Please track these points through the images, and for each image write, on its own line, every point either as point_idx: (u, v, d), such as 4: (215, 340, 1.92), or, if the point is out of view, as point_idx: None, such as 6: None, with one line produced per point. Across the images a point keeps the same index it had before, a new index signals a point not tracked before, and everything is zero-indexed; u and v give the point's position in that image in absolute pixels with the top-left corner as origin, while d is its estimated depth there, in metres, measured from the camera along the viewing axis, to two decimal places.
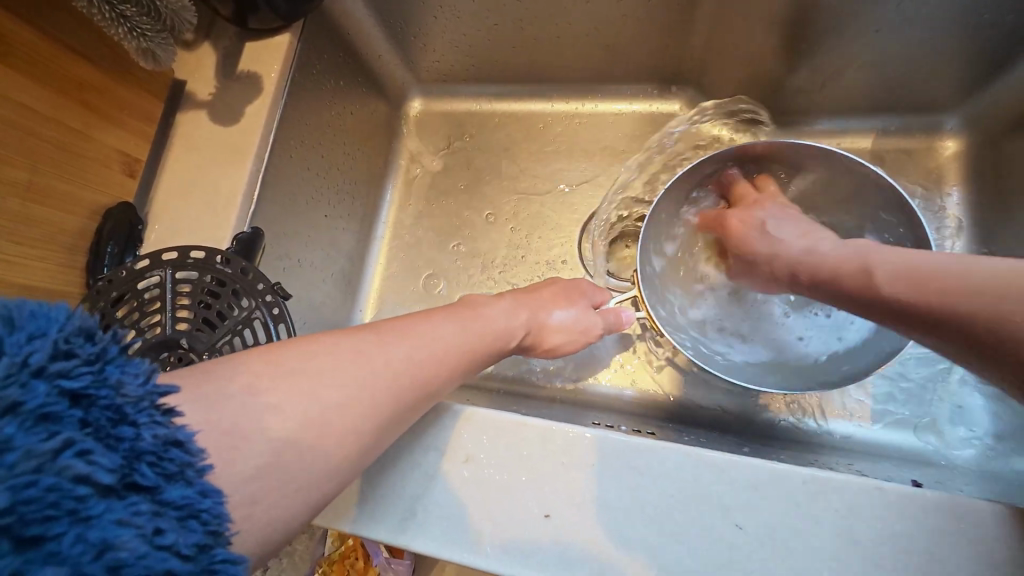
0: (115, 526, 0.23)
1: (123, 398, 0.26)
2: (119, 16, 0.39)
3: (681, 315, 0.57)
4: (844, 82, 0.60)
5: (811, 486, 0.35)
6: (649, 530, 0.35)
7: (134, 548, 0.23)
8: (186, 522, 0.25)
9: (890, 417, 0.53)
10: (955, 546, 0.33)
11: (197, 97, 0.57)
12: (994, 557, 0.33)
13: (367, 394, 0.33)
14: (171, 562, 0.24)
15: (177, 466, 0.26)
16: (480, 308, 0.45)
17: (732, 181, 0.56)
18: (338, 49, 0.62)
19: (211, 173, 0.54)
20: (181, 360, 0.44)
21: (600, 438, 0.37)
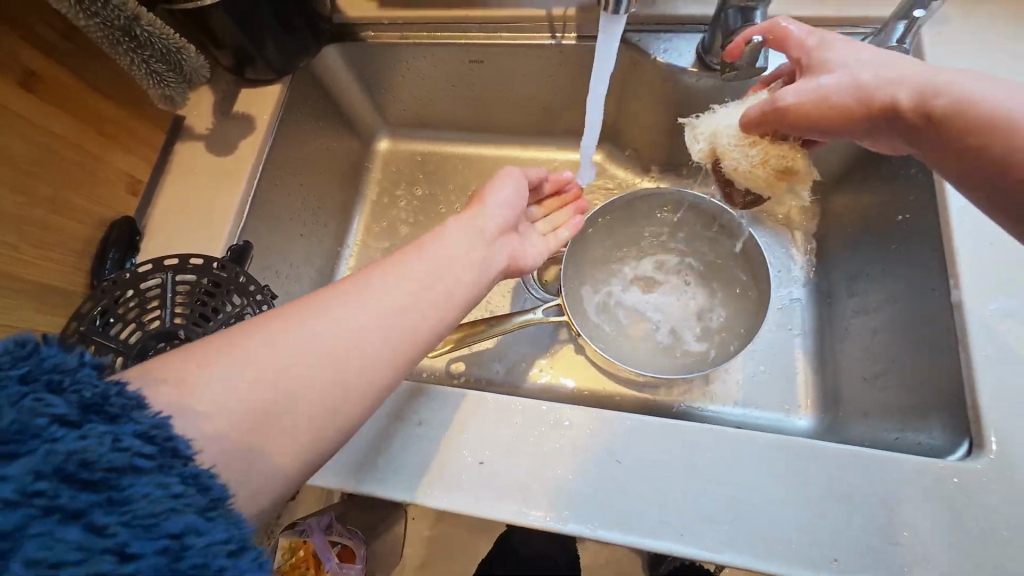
0: (76, 441, 0.27)
1: (63, 370, 0.29)
2: (149, 72, 0.50)
3: (593, 327, 0.69)
4: None
5: (675, 431, 0.46)
6: (557, 467, 0.46)
7: (95, 450, 0.27)
8: (143, 437, 0.29)
9: (759, 402, 0.66)
10: (788, 474, 0.43)
11: (195, 131, 0.66)
12: (818, 485, 0.43)
13: (330, 341, 0.36)
14: (133, 459, 0.28)
15: (121, 409, 0.29)
16: (430, 246, 0.44)
17: (629, 220, 0.72)
18: (320, 97, 0.75)
19: (205, 195, 0.63)
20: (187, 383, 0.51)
21: (522, 400, 0.49)
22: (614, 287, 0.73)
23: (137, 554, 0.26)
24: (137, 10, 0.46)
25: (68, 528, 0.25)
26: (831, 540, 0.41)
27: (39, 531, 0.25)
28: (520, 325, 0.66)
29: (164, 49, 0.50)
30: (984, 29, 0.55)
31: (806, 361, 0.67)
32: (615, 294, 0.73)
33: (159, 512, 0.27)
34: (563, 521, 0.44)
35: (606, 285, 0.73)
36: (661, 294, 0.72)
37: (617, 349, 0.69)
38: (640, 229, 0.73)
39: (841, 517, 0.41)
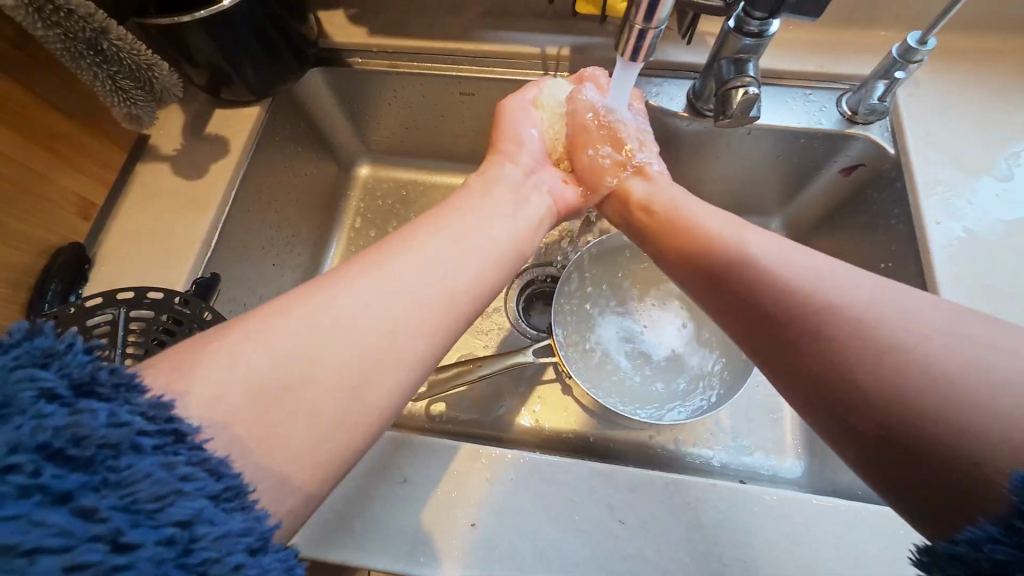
0: (16, 525, 0.20)
1: (13, 412, 0.22)
2: (114, 89, 0.45)
3: (589, 366, 0.67)
4: None
5: (677, 487, 0.44)
6: (555, 528, 0.42)
7: (40, 536, 0.20)
8: (141, 520, 0.22)
9: (747, 446, 0.66)
10: (794, 534, 0.41)
11: (160, 151, 0.62)
12: (824, 545, 0.41)
13: (328, 329, 0.33)
14: (108, 556, 0.21)
15: (124, 476, 0.23)
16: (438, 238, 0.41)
17: (618, 261, 0.72)
18: (298, 121, 0.71)
19: (167, 221, 0.58)
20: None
21: (518, 454, 0.45)
22: (604, 329, 0.70)
23: (125, 569, 0.21)
24: (105, 22, 0.42)
25: (40, 513, 0.21)
26: None
27: (7, 514, 0.20)
28: (507, 366, 0.63)
29: (132, 65, 0.45)
30: (953, 91, 0.58)
31: (791, 404, 0.67)
32: (605, 335, 0.70)
33: (161, 492, 0.23)
34: None
35: (596, 326, 0.70)
36: (650, 335, 0.71)
37: (610, 391, 0.65)
38: (629, 270, 0.72)
39: None
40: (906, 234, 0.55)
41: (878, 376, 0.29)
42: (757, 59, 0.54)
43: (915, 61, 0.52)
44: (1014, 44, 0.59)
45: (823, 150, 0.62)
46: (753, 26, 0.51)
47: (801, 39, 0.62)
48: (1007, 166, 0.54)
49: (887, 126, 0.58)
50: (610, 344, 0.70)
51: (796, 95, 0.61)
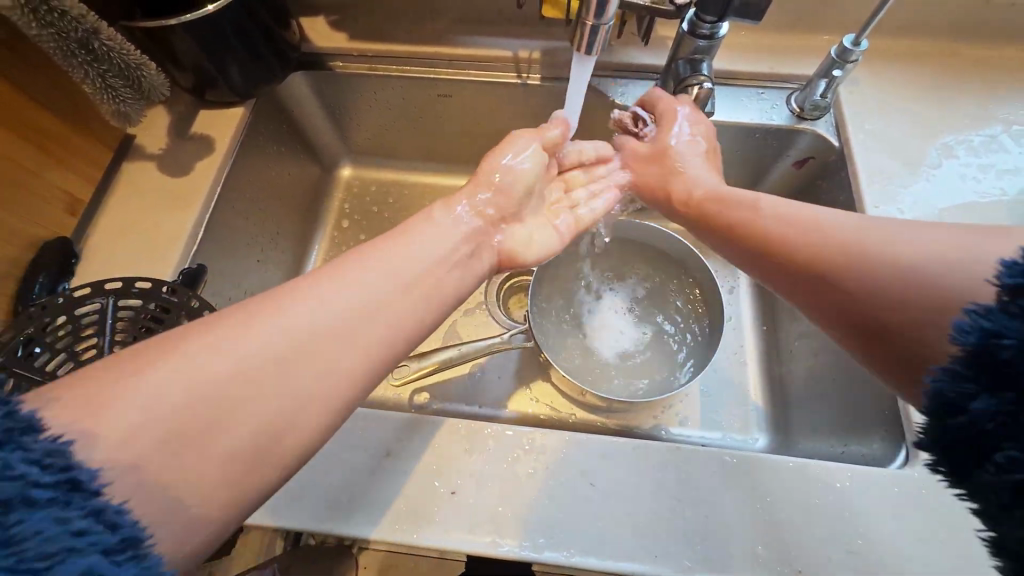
0: None
1: None
2: (104, 86, 0.48)
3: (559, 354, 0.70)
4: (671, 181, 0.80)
5: (644, 451, 0.47)
6: (531, 493, 0.45)
7: None
8: (41, 565, 0.24)
9: (714, 423, 0.69)
10: (751, 490, 0.45)
11: (146, 150, 0.63)
12: (777, 498, 0.45)
13: (243, 354, 0.32)
14: None
15: (12, 527, 0.24)
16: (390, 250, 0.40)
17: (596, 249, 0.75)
18: (281, 123, 0.73)
19: (154, 217, 0.60)
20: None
21: (495, 426, 0.48)
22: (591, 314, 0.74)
23: None
24: (98, 23, 0.45)
25: None
26: (794, 551, 0.43)
27: None
28: (487, 352, 0.66)
29: (122, 65, 0.48)
30: (889, 89, 0.64)
31: (756, 384, 0.71)
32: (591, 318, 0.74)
33: (48, 548, 0.24)
34: (538, 548, 0.43)
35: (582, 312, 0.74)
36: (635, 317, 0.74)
37: (589, 374, 0.70)
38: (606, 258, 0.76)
39: (800, 528, 0.43)
40: (851, 218, 0.60)
41: (950, 311, 0.33)
42: (711, 58, 0.58)
43: (851, 61, 0.57)
44: (942, 48, 0.65)
45: (777, 144, 0.67)
46: (704, 29, 0.55)
47: (752, 42, 0.67)
48: (936, 157, 0.60)
49: (832, 121, 0.64)
50: (598, 328, 0.73)
51: (749, 93, 0.66)
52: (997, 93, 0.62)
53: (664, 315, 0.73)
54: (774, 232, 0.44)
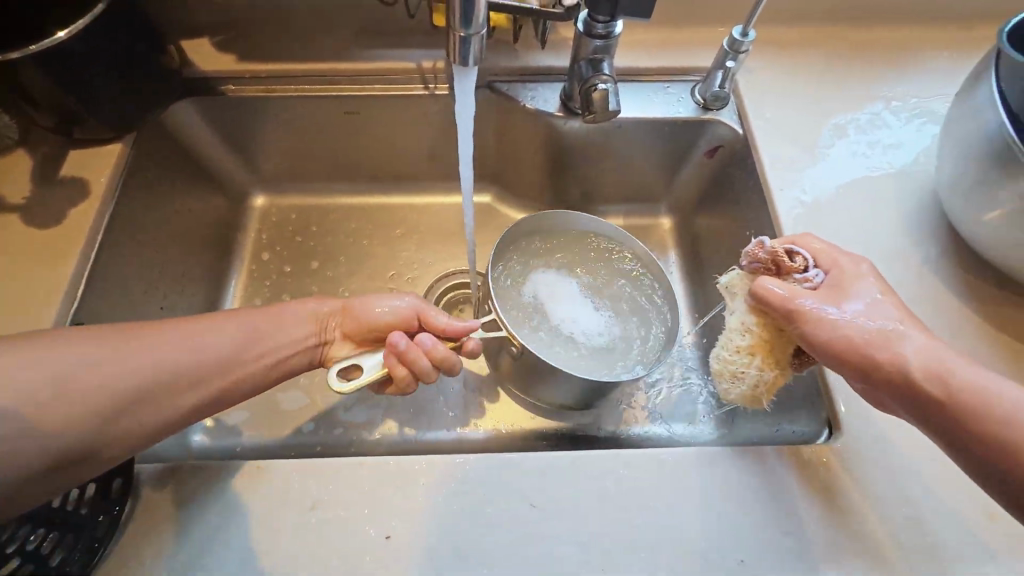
0: None
1: None
2: None
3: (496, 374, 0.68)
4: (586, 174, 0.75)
5: (586, 462, 0.45)
6: (473, 523, 0.43)
7: None
8: None
9: (662, 416, 0.69)
10: (692, 485, 0.45)
11: (8, 201, 0.56)
12: (718, 489, 0.45)
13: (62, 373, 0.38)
14: None
15: None
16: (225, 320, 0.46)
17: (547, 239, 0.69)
18: (172, 155, 0.67)
19: (22, 275, 0.53)
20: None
21: (427, 459, 0.45)
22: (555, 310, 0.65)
23: None
24: None
25: None
26: (737, 540, 0.43)
27: None
28: None
29: None
30: (782, 75, 0.66)
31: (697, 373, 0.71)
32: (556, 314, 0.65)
33: None
34: None
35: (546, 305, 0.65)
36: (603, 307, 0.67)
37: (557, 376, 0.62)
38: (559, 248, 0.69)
39: (740, 516, 0.44)
40: (761, 202, 0.61)
41: None
42: (610, 58, 0.59)
43: (742, 51, 0.59)
44: (824, 33, 0.69)
45: (688, 136, 0.68)
46: (599, 29, 0.55)
47: (651, 39, 0.68)
48: (829, 138, 0.63)
49: (734, 110, 0.66)
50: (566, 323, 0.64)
51: (655, 88, 0.67)
52: (877, 72, 0.66)
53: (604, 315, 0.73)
54: (947, 388, 0.39)
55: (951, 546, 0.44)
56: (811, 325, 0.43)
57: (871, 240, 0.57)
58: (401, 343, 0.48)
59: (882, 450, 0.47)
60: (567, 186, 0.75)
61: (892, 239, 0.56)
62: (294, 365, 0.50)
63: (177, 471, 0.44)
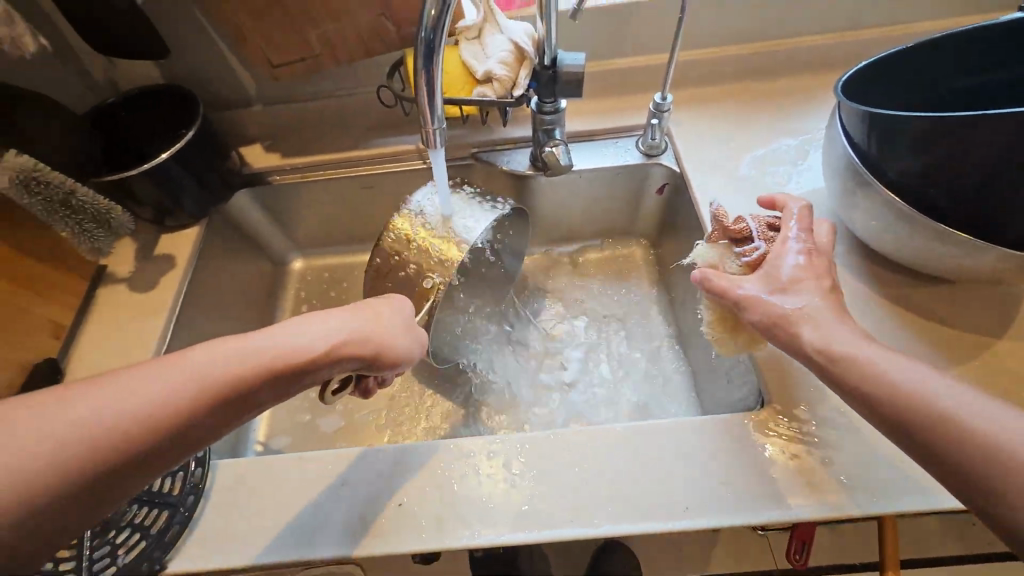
0: None
1: None
2: (80, 230, 0.61)
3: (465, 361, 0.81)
4: (559, 220, 0.91)
5: (557, 438, 0.56)
6: (465, 490, 0.54)
7: None
8: None
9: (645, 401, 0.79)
10: (643, 450, 0.55)
11: (117, 274, 0.75)
12: (665, 452, 0.55)
13: None
14: None
15: None
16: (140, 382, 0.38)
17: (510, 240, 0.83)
18: (231, 232, 0.86)
19: (128, 326, 0.70)
20: (119, 551, 0.52)
21: (430, 441, 0.57)
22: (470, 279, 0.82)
23: None
24: (72, 185, 0.58)
25: None
26: (683, 492, 0.52)
27: None
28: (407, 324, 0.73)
29: (93, 213, 0.61)
30: (708, 123, 0.81)
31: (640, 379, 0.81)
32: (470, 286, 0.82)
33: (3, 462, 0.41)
34: (475, 535, 0.51)
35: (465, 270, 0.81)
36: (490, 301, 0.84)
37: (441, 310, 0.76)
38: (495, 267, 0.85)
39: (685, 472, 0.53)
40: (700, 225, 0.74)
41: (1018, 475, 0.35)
42: (562, 126, 0.74)
43: (665, 110, 0.75)
44: (743, 86, 0.84)
45: (637, 178, 0.83)
46: (548, 107, 0.71)
47: (599, 106, 0.85)
48: (751, 168, 0.76)
49: (672, 155, 0.81)
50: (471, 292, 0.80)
51: (606, 144, 0.83)
52: (788, 112, 0.80)
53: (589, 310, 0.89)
54: (880, 385, 0.42)
55: (871, 489, 0.51)
56: (743, 307, 0.51)
57: None
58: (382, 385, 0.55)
59: (806, 409, 0.56)
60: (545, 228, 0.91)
61: None
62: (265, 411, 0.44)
63: (241, 462, 0.57)
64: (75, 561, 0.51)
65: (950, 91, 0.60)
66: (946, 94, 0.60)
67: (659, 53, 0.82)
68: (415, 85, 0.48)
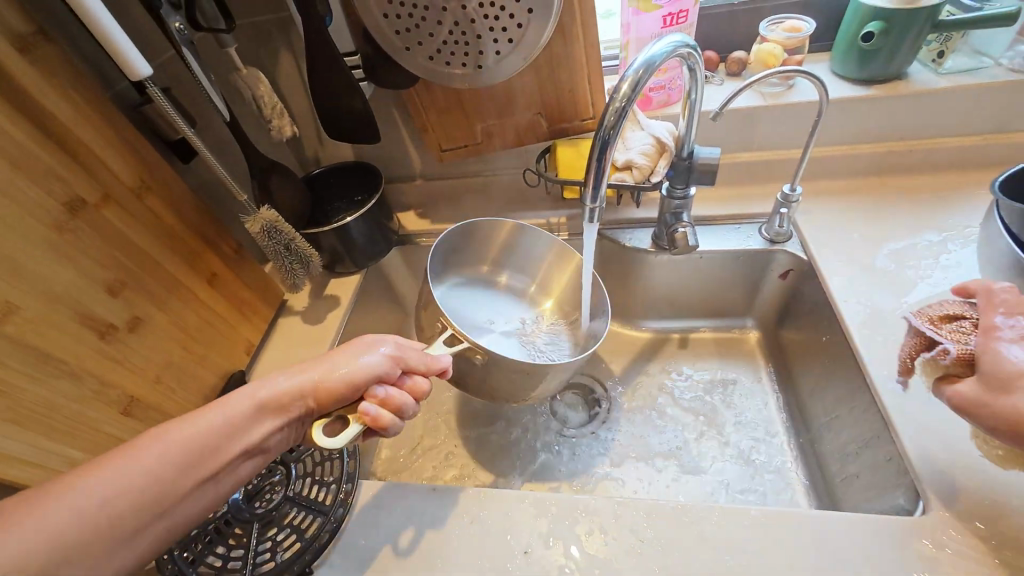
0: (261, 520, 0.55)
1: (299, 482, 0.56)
2: (290, 269, 0.76)
3: (568, 430, 0.87)
4: (673, 297, 0.94)
5: (684, 511, 0.55)
6: (590, 550, 0.54)
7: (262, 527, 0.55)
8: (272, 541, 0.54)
9: (766, 491, 0.75)
10: (778, 538, 0.52)
11: (293, 308, 0.90)
12: (799, 543, 0.52)
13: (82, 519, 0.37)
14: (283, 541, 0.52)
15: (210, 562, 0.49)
16: (189, 429, 0.44)
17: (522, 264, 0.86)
18: (380, 282, 1.00)
19: (298, 353, 0.83)
20: (278, 548, 0.58)
21: (555, 496, 0.59)
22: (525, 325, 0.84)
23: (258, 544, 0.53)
24: (294, 235, 0.74)
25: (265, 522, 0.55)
26: None
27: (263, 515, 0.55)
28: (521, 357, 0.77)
29: (302, 257, 0.76)
30: (837, 214, 0.83)
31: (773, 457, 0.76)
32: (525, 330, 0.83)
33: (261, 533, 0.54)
34: None
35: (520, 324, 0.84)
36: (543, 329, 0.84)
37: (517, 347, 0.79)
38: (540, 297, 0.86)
39: (834, 573, 0.49)
40: (830, 311, 0.74)
41: None
42: (688, 210, 0.80)
43: (793, 201, 0.78)
44: (873, 182, 0.85)
45: (760, 263, 0.85)
46: (678, 194, 0.77)
47: (720, 194, 0.91)
48: (887, 260, 0.75)
49: (798, 242, 0.82)
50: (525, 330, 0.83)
51: (727, 229, 0.87)
52: (926, 209, 0.80)
53: (700, 389, 0.88)
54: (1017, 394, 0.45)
55: None
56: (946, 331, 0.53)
57: None
58: (373, 412, 0.49)
59: (975, 525, 0.50)
60: (658, 301, 0.95)
61: None
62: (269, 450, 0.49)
63: (380, 486, 0.63)
64: (242, 551, 0.58)
65: None
66: None
67: (783, 149, 0.87)
68: (584, 175, 0.57)
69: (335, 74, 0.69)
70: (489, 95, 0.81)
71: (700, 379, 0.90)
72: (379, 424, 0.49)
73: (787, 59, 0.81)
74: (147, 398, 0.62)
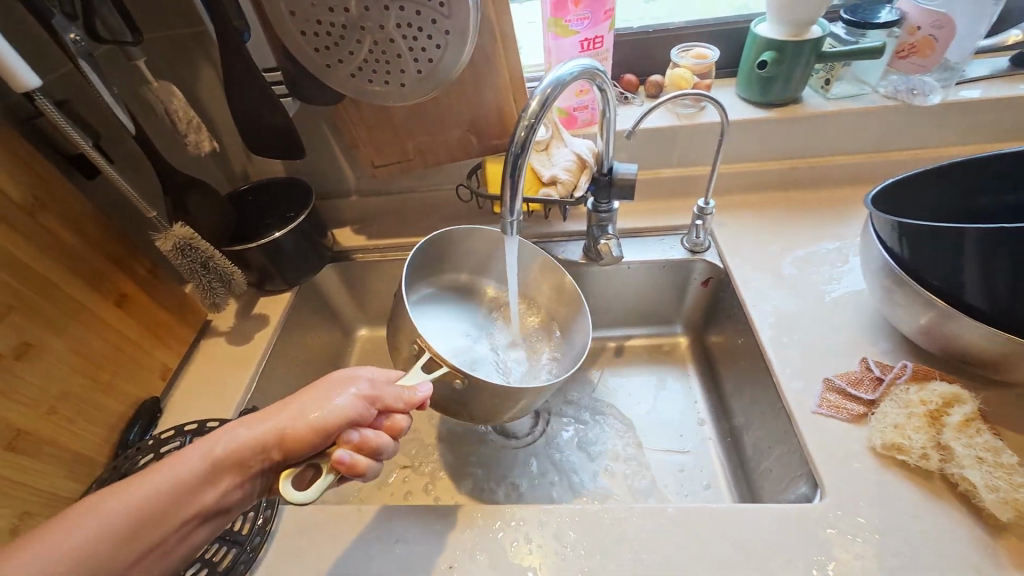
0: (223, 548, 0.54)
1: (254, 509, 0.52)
2: (208, 289, 0.73)
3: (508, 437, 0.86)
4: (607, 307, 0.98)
5: (606, 513, 0.57)
6: (514, 559, 0.54)
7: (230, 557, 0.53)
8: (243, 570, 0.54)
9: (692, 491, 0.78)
10: (692, 533, 0.55)
11: (218, 329, 0.86)
12: (712, 536, 0.54)
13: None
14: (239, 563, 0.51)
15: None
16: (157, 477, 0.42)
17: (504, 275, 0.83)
18: (314, 300, 0.98)
19: (221, 375, 0.79)
20: None
21: (483, 508, 0.59)
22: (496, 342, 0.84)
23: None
24: (212, 252, 0.71)
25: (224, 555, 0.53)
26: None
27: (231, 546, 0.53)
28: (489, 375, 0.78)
29: (223, 275, 0.73)
30: (748, 226, 0.89)
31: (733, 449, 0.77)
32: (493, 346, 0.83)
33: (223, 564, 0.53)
34: None
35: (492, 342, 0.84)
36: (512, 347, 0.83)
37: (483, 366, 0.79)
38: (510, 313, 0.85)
39: (740, 563, 0.52)
40: (743, 316, 0.79)
41: None
42: (613, 223, 0.83)
43: (707, 213, 0.84)
44: (779, 196, 0.93)
45: (682, 272, 0.90)
46: (603, 208, 0.80)
47: (645, 208, 0.96)
48: (792, 267, 0.81)
49: (715, 252, 0.88)
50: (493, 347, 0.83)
51: (652, 241, 0.92)
52: (823, 219, 0.87)
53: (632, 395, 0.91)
54: None
55: None
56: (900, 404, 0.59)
57: (836, 343, 0.70)
58: (347, 458, 0.45)
59: (864, 507, 0.55)
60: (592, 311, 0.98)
61: (853, 341, 0.70)
62: (232, 508, 0.45)
63: (304, 510, 0.60)
64: None
65: (969, 208, 0.67)
66: (966, 211, 0.68)
67: (699, 165, 0.94)
68: (501, 189, 0.59)
69: (254, 89, 0.68)
70: (418, 112, 0.82)
71: (632, 385, 0.93)
72: (357, 470, 0.45)
73: (697, 83, 0.87)
74: (37, 431, 0.57)
